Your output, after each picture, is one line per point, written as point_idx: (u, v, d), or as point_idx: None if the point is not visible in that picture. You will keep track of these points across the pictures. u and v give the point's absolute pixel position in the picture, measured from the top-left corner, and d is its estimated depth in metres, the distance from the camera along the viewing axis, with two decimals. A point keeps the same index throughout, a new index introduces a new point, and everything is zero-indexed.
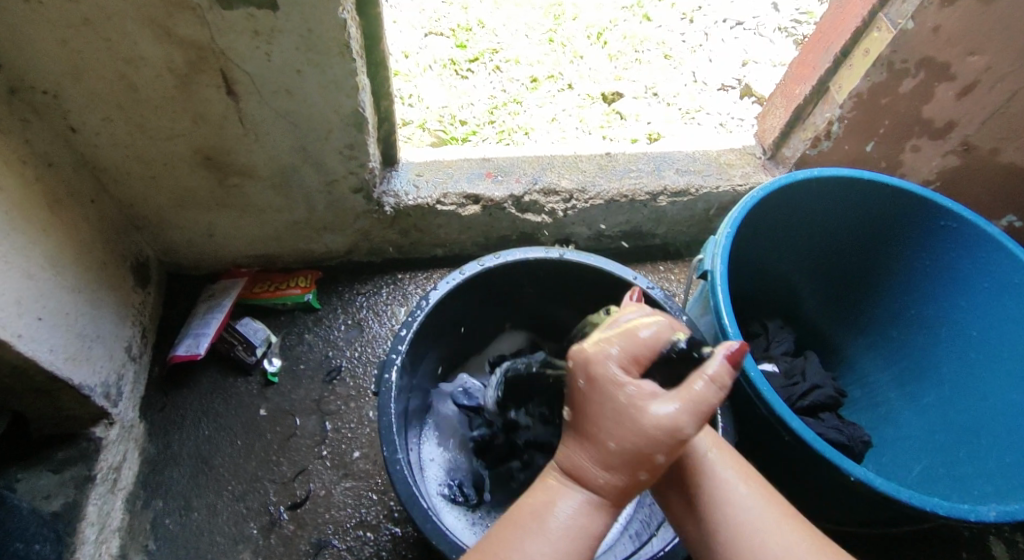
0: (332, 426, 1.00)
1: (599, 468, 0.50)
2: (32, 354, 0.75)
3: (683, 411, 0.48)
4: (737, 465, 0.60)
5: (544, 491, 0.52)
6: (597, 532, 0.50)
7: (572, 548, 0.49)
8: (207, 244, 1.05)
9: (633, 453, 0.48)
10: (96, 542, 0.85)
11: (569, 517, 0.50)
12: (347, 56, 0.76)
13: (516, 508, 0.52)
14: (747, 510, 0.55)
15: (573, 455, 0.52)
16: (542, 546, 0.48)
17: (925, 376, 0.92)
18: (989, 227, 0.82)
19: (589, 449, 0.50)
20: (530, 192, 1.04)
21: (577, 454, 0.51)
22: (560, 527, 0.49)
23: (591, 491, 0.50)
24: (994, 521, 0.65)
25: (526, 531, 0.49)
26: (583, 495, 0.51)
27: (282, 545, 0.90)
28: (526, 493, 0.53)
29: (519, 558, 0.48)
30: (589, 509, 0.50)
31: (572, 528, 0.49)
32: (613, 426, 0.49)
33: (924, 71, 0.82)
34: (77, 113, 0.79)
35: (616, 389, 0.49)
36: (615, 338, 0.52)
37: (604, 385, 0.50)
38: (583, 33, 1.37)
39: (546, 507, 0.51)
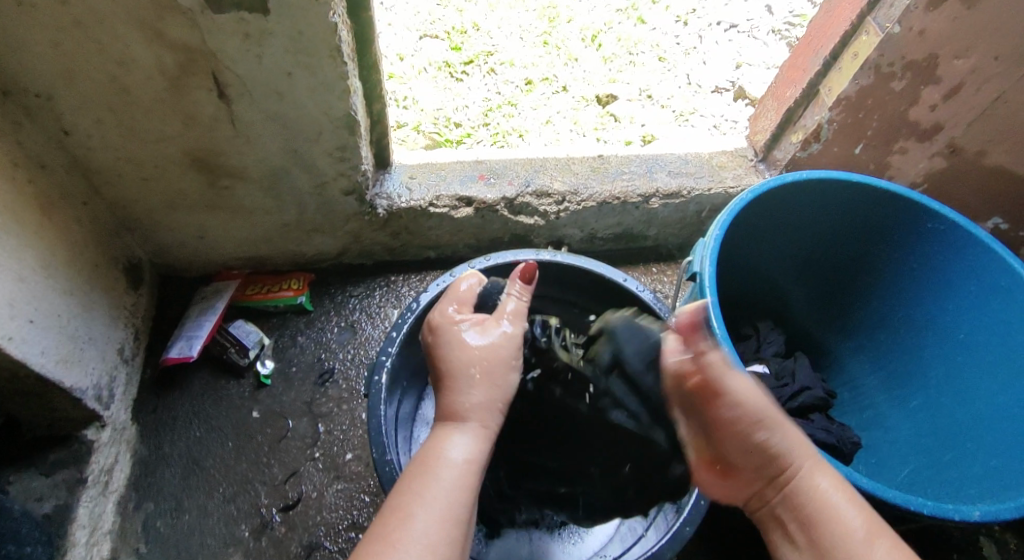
0: (324, 428, 1.00)
1: (474, 392, 0.60)
2: (23, 356, 0.75)
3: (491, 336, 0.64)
4: (841, 484, 0.56)
5: (434, 439, 0.58)
6: (477, 466, 0.56)
7: (468, 479, 0.54)
8: (201, 246, 1.06)
9: (494, 396, 0.61)
10: (87, 544, 0.85)
11: (463, 451, 0.56)
12: (338, 59, 0.77)
13: (410, 465, 0.56)
14: (836, 506, 0.54)
15: (469, 395, 0.60)
16: (432, 481, 0.53)
17: (913, 378, 0.92)
18: (975, 228, 0.82)
19: (453, 387, 0.61)
20: (522, 195, 1.05)
21: (462, 382, 0.61)
22: (455, 461, 0.55)
23: (464, 424, 0.59)
24: (978, 521, 0.66)
25: (416, 473, 0.54)
26: (466, 430, 0.58)
27: (273, 546, 0.90)
28: (421, 445, 0.58)
29: (424, 506, 0.51)
30: (480, 432, 0.59)
31: (465, 459, 0.56)
32: (467, 354, 0.62)
33: (911, 74, 0.83)
34: (69, 116, 0.79)
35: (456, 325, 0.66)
36: (448, 301, 0.70)
37: (444, 329, 0.65)
38: (577, 35, 1.38)
39: (441, 447, 0.56)
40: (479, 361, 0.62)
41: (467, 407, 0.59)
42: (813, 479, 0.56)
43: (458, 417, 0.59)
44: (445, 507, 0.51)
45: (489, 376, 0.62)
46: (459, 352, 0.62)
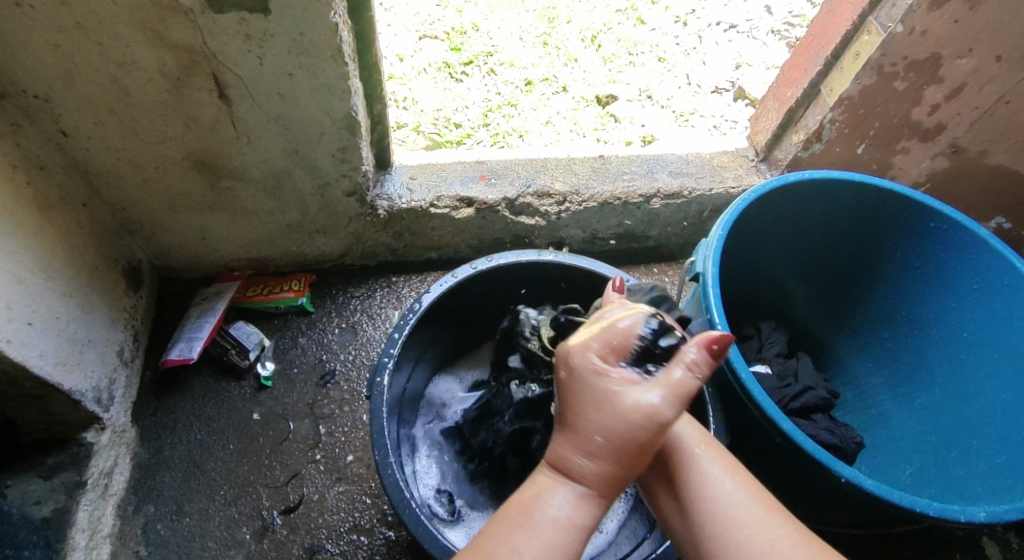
0: (325, 430, 1.00)
1: (590, 462, 0.48)
2: (22, 359, 0.74)
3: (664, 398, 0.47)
4: (718, 452, 0.60)
5: (534, 485, 0.50)
6: (586, 526, 0.48)
7: (561, 544, 0.47)
8: (201, 248, 1.05)
9: (617, 474, 0.48)
10: (87, 548, 0.84)
11: (564, 506, 0.48)
12: (339, 60, 0.76)
13: (506, 508, 0.50)
14: (701, 469, 0.58)
15: (578, 462, 0.48)
16: (531, 537, 0.47)
17: (917, 378, 0.92)
18: (979, 228, 0.82)
19: (569, 436, 0.49)
20: (523, 195, 1.05)
21: (568, 440, 0.49)
22: (549, 520, 0.47)
23: (576, 482, 0.48)
24: (983, 522, 0.66)
25: (515, 523, 0.48)
26: (569, 488, 0.49)
27: (275, 549, 0.90)
28: (518, 487, 0.51)
29: (515, 555, 0.46)
30: (590, 496, 0.49)
31: (562, 520, 0.47)
32: (606, 418, 0.47)
33: (914, 73, 0.83)
34: (68, 117, 0.79)
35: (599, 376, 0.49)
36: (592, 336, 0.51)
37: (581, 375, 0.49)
38: (577, 36, 1.38)
39: (535, 499, 0.49)
40: (633, 425, 0.47)
41: (585, 473, 0.48)
42: (694, 464, 0.58)
43: (566, 471, 0.49)
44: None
45: (605, 446, 0.48)
46: (591, 410, 0.48)
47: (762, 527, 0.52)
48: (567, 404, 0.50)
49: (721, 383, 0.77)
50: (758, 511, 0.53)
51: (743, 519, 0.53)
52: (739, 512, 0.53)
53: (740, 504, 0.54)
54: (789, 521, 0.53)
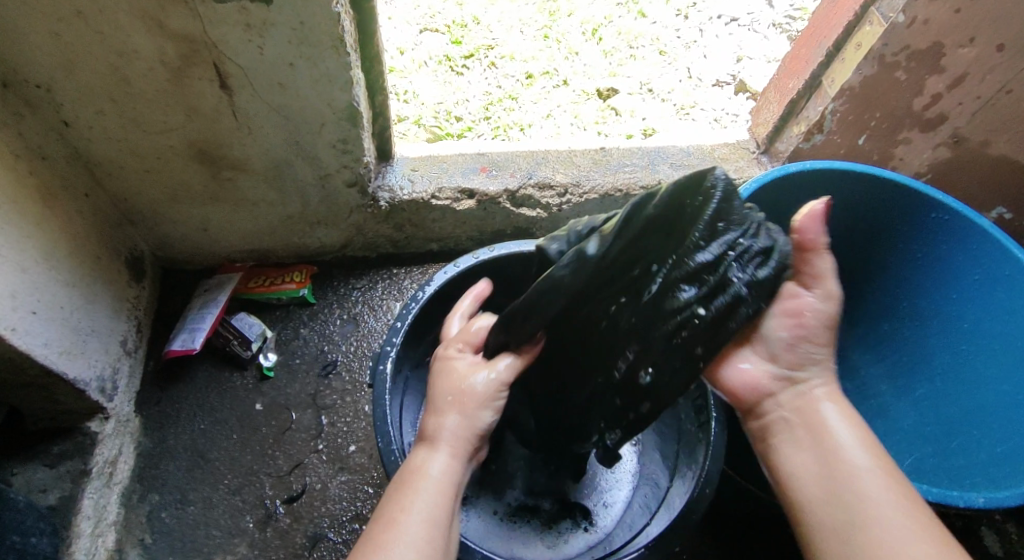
0: (327, 420, 1.00)
1: (458, 418, 0.62)
2: (26, 347, 0.74)
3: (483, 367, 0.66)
4: (851, 415, 0.56)
5: (417, 455, 0.61)
6: (453, 482, 0.58)
7: (441, 491, 0.57)
8: (202, 239, 1.06)
9: (468, 429, 0.62)
10: (92, 536, 0.85)
11: (440, 467, 0.59)
12: (341, 49, 0.77)
13: (395, 479, 0.59)
14: (840, 437, 0.54)
15: (449, 424, 0.61)
16: (416, 493, 0.56)
17: (917, 369, 0.93)
18: (980, 219, 0.82)
19: (440, 406, 0.63)
20: (524, 187, 1.05)
21: (450, 408, 0.62)
22: (431, 478, 0.58)
23: (443, 449, 0.60)
24: (982, 508, 0.66)
25: (398, 486, 0.57)
26: (446, 452, 0.60)
27: (278, 538, 0.90)
28: (405, 461, 0.61)
29: (410, 514, 0.54)
30: (452, 459, 0.60)
31: (439, 478, 0.58)
32: (445, 388, 0.64)
33: (915, 63, 0.83)
34: (70, 107, 0.79)
35: (452, 358, 0.68)
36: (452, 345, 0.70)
37: (446, 366, 0.67)
38: (577, 29, 1.38)
39: (422, 465, 0.59)
40: (457, 389, 0.64)
41: (441, 433, 0.61)
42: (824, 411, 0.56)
43: (431, 439, 0.61)
44: (428, 516, 0.54)
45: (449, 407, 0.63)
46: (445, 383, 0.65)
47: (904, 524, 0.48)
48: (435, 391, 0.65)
49: None
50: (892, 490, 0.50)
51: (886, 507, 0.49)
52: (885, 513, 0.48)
53: (867, 478, 0.51)
54: (913, 509, 0.49)
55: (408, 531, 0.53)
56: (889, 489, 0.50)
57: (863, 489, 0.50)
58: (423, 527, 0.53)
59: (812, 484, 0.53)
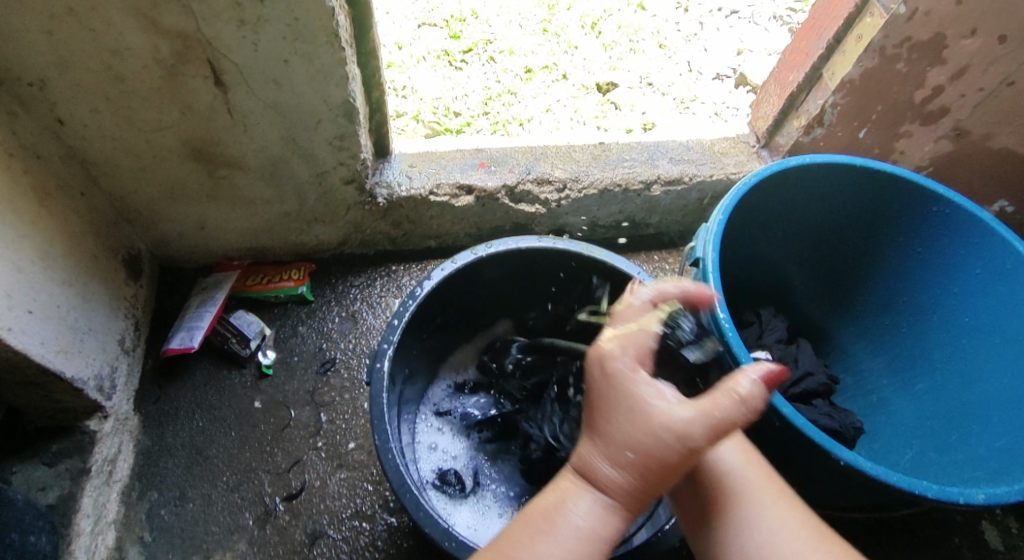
0: (326, 417, 1.00)
1: (614, 471, 0.50)
2: (23, 347, 0.74)
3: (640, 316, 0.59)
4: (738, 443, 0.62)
5: (556, 491, 0.52)
6: (602, 534, 0.50)
7: (583, 550, 0.49)
8: (200, 237, 1.05)
9: (639, 488, 0.49)
10: (92, 534, 0.85)
11: (585, 515, 0.50)
12: (336, 45, 0.76)
13: (529, 510, 0.53)
14: (736, 481, 0.59)
15: (606, 468, 0.50)
16: (552, 543, 0.49)
17: (917, 362, 0.92)
18: (980, 211, 0.81)
19: (600, 446, 0.51)
20: (523, 182, 1.04)
21: (597, 449, 0.51)
22: (572, 529, 0.50)
23: (601, 492, 0.50)
24: (982, 504, 0.66)
25: (537, 529, 0.51)
26: (594, 497, 0.50)
27: (278, 535, 0.90)
28: (540, 491, 0.53)
29: (530, 555, 0.49)
30: (603, 509, 0.50)
31: (585, 530, 0.49)
32: (650, 419, 0.49)
33: (916, 55, 0.82)
34: (64, 104, 0.78)
35: (632, 383, 0.51)
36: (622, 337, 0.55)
37: (615, 377, 0.52)
38: (577, 22, 1.37)
39: (557, 507, 0.51)
40: (648, 443, 0.49)
41: (608, 483, 0.50)
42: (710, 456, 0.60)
43: (593, 482, 0.50)
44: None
45: (617, 446, 0.50)
46: (624, 418, 0.50)
47: (808, 551, 0.54)
48: (597, 410, 0.52)
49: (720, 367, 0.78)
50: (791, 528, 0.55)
51: (790, 537, 0.55)
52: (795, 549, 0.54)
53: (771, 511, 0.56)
54: (822, 533, 0.56)
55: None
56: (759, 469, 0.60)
57: (735, 474, 0.59)
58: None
59: (718, 541, 0.57)
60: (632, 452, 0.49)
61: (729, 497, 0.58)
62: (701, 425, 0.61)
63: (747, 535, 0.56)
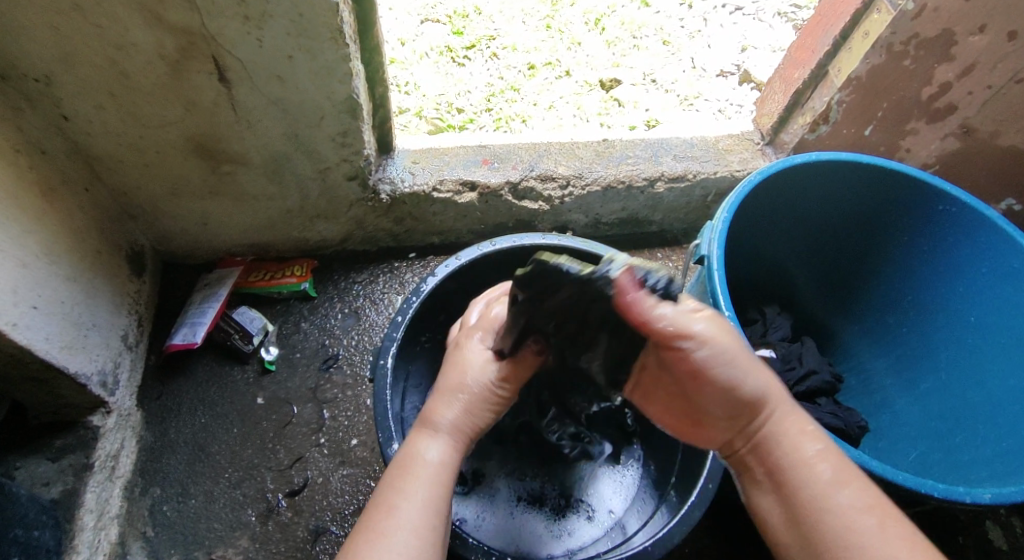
0: (329, 414, 1.00)
1: (458, 406, 0.63)
2: (27, 342, 0.74)
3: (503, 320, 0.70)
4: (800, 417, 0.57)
5: (411, 445, 0.61)
6: (449, 470, 0.59)
7: (439, 481, 0.57)
8: (203, 233, 1.05)
9: (471, 419, 0.63)
10: (95, 529, 0.85)
11: (440, 455, 0.59)
12: (340, 41, 0.76)
13: (391, 465, 0.59)
14: (818, 476, 0.53)
15: (450, 412, 0.62)
16: (419, 482, 0.56)
17: (922, 361, 0.92)
18: (988, 210, 0.81)
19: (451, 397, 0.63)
20: (526, 179, 1.04)
21: (443, 401, 0.63)
22: (429, 464, 0.58)
23: (444, 434, 0.61)
24: (989, 504, 0.65)
25: (399, 475, 0.56)
26: (444, 441, 0.61)
27: (280, 531, 0.90)
28: (400, 448, 0.61)
29: (405, 500, 0.54)
30: (452, 443, 0.61)
31: (438, 464, 0.58)
32: (465, 376, 0.64)
33: (924, 52, 0.81)
34: (67, 100, 0.78)
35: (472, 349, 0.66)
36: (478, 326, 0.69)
37: (463, 349, 0.67)
38: (580, 19, 1.36)
39: (419, 451, 0.59)
40: (470, 382, 0.64)
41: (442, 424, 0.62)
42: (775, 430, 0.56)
43: (433, 428, 0.61)
44: (427, 506, 0.54)
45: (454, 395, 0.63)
46: (454, 373, 0.65)
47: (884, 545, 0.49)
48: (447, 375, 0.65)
49: None
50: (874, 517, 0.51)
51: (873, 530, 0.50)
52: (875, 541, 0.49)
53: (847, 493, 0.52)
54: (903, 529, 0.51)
55: (404, 524, 0.52)
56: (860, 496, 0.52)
57: (824, 510, 0.52)
58: (417, 523, 0.53)
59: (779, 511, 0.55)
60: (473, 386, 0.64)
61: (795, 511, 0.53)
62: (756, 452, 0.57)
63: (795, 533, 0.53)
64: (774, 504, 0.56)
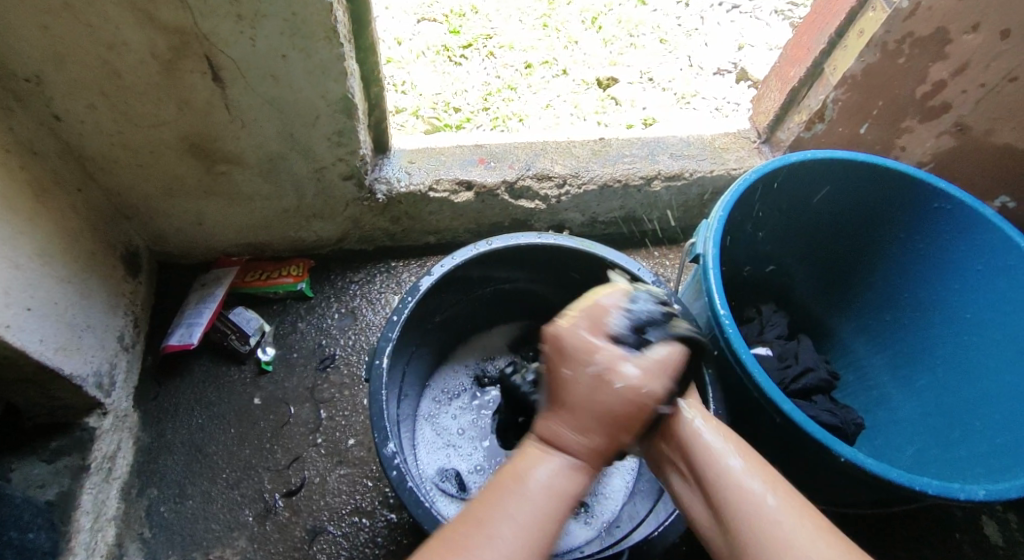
0: (326, 414, 1.00)
1: (577, 435, 0.54)
2: (22, 344, 0.74)
3: (656, 379, 0.55)
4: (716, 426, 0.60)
5: (525, 458, 0.54)
6: (567, 493, 0.52)
7: (553, 505, 0.51)
8: (198, 233, 1.05)
9: (597, 445, 0.54)
10: (92, 530, 0.85)
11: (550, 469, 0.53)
12: (334, 40, 0.76)
13: (497, 478, 0.54)
14: (711, 448, 0.58)
15: (573, 434, 0.54)
16: (522, 505, 0.50)
17: (917, 360, 0.92)
18: (983, 208, 0.81)
19: (563, 413, 0.55)
20: (522, 178, 1.04)
21: (565, 419, 0.55)
22: (541, 487, 0.52)
23: (567, 453, 0.54)
24: (983, 500, 0.65)
25: (506, 491, 0.51)
26: (562, 460, 0.54)
27: (278, 532, 0.90)
28: (508, 461, 0.55)
29: (506, 525, 0.49)
30: (577, 468, 0.54)
31: (553, 487, 0.52)
32: (611, 394, 0.54)
33: (918, 49, 0.81)
34: (60, 100, 0.78)
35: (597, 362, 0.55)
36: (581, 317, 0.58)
37: (573, 354, 0.56)
38: (577, 17, 1.36)
39: (525, 470, 0.53)
40: (596, 412, 0.54)
41: (569, 440, 0.54)
42: (696, 440, 0.58)
43: (553, 444, 0.55)
44: (523, 526, 0.49)
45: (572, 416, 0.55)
46: (600, 390, 0.54)
47: (786, 530, 0.49)
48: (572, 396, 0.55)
49: (721, 365, 0.77)
50: (774, 499, 0.52)
51: (771, 508, 0.51)
52: (781, 520, 0.50)
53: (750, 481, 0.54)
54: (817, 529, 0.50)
55: (505, 544, 0.48)
56: (756, 477, 0.54)
57: (733, 492, 0.54)
58: (519, 548, 0.48)
59: (702, 509, 0.57)
60: (629, 417, 0.54)
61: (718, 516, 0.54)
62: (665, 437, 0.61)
63: (722, 541, 0.54)
64: (695, 497, 0.58)
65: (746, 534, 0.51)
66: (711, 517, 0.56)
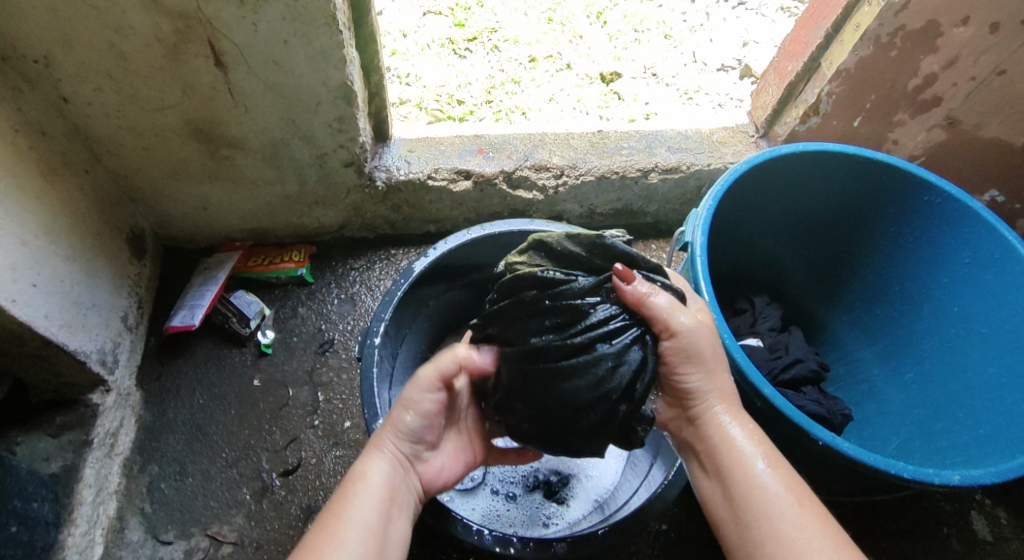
0: (324, 397, 1.02)
1: (388, 464, 0.60)
2: (27, 318, 0.77)
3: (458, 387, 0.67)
4: (747, 424, 0.61)
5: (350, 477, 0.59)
6: (394, 487, 0.59)
7: (385, 498, 0.57)
8: (202, 218, 1.07)
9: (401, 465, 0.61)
10: (94, 503, 0.88)
11: (383, 473, 0.59)
12: (334, 27, 0.77)
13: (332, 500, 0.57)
14: (739, 451, 0.59)
15: (382, 463, 0.60)
16: (351, 510, 0.55)
17: (906, 352, 0.93)
18: (972, 201, 0.82)
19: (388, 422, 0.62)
20: (520, 168, 1.05)
21: (370, 455, 0.60)
22: (373, 486, 0.58)
23: (386, 450, 0.61)
24: (957, 486, 0.67)
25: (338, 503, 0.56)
26: (386, 457, 0.60)
27: (274, 510, 0.92)
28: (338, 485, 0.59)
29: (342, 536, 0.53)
30: (400, 461, 0.61)
31: (383, 484, 0.58)
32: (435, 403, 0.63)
33: (910, 42, 0.82)
34: (67, 82, 0.80)
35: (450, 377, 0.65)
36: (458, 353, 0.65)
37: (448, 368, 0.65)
38: (582, 12, 1.37)
39: (365, 470, 0.59)
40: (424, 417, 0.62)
41: (393, 449, 0.61)
42: (738, 458, 0.59)
43: (380, 449, 0.61)
44: (364, 535, 0.54)
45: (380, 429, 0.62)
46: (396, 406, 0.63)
47: (809, 537, 0.53)
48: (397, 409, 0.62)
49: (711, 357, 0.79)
50: (793, 506, 0.55)
51: (793, 525, 0.54)
52: (797, 534, 0.53)
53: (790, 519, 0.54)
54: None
55: (346, 549, 0.52)
56: (783, 492, 0.56)
57: (757, 490, 0.56)
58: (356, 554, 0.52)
59: (721, 503, 0.59)
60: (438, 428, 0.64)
61: (736, 510, 0.57)
62: (697, 432, 0.62)
63: (734, 530, 0.57)
64: (716, 489, 0.60)
65: (761, 522, 0.55)
66: (724, 503, 0.58)
